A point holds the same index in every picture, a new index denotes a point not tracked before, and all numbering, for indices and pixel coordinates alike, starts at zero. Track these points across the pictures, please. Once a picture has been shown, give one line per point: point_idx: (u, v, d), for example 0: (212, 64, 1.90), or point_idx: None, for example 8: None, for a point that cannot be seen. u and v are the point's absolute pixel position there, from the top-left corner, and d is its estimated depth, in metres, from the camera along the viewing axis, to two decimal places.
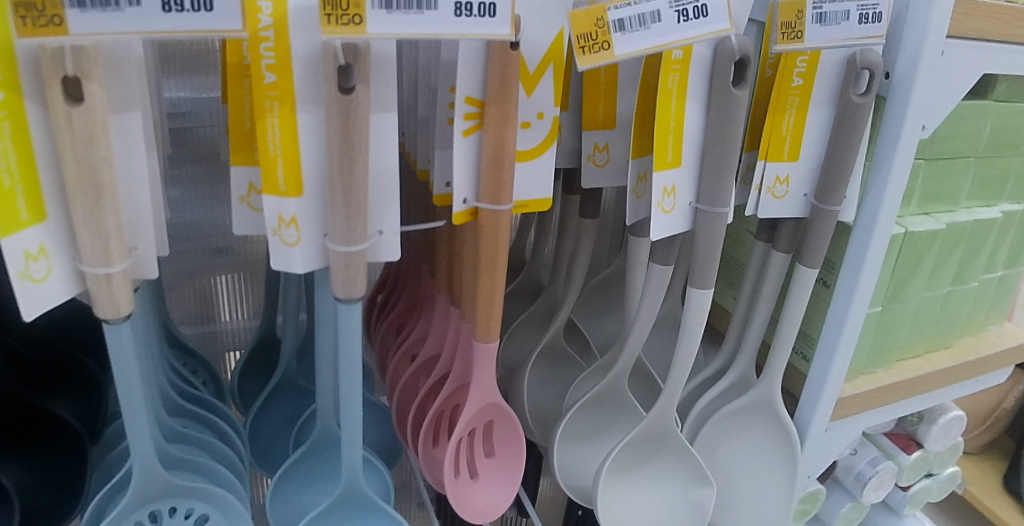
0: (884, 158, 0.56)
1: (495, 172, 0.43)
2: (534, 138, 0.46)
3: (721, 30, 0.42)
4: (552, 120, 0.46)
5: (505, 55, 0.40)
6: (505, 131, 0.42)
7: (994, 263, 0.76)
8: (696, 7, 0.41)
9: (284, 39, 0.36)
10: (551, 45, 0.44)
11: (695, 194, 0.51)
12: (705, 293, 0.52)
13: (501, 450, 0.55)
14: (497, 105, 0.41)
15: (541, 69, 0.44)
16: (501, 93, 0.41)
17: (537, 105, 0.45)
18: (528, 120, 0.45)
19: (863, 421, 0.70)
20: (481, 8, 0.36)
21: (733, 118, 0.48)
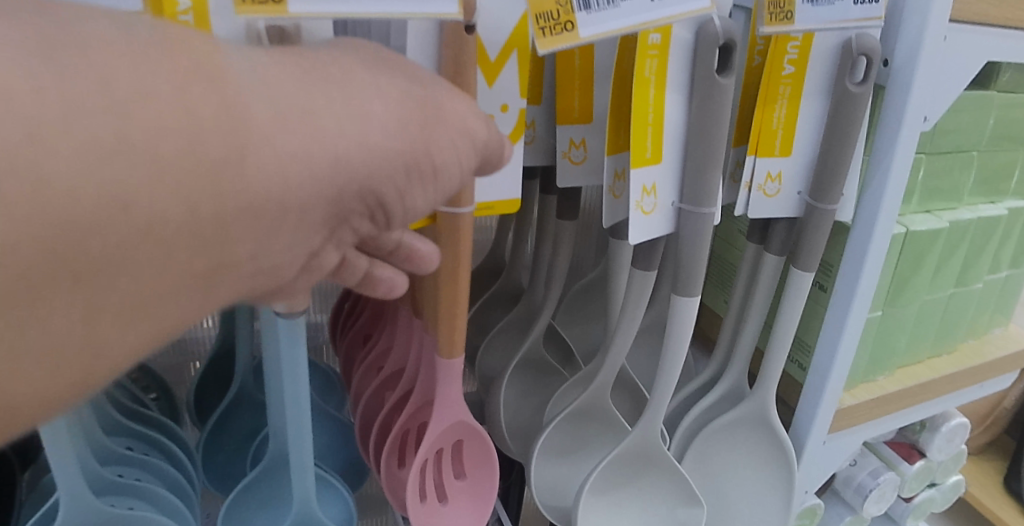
0: (883, 152, 0.52)
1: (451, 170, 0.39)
2: (500, 130, 0.42)
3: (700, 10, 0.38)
4: (519, 113, 0.42)
5: (459, 39, 0.36)
6: None
7: (1000, 262, 0.72)
8: None
9: (204, 25, 0.32)
10: (513, 29, 0.40)
11: (678, 193, 0.47)
12: (691, 300, 0.48)
13: (472, 469, 0.51)
14: (453, 94, 0.37)
15: (504, 54, 0.40)
16: (458, 81, 0.37)
17: (500, 97, 0.41)
18: (492, 113, 0.41)
19: (863, 432, 0.66)
20: None
21: (716, 110, 0.44)
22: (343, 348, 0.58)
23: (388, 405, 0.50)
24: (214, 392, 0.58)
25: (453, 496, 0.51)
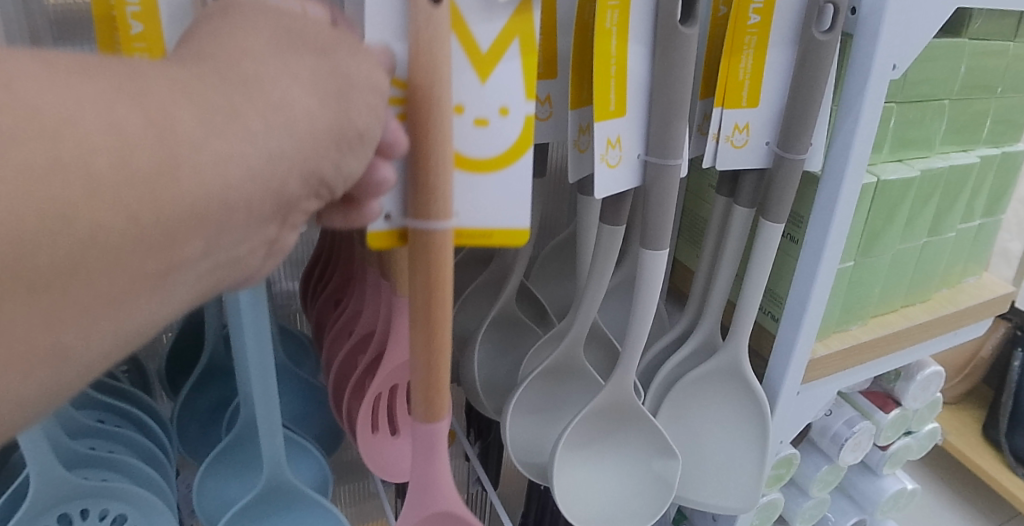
0: (852, 99, 0.52)
1: (419, 178, 0.36)
2: (504, 134, 0.39)
3: None
4: (523, 116, 0.39)
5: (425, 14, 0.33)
6: (427, 119, 0.34)
7: (973, 211, 0.73)
8: None
9: None
10: (511, 13, 0.37)
11: (643, 145, 0.46)
12: (659, 254, 0.48)
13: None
14: (413, 88, 0.34)
15: (501, 43, 0.38)
16: (412, 67, 0.34)
17: (500, 98, 0.38)
18: (487, 115, 0.39)
19: (838, 381, 0.67)
20: None
21: (681, 60, 0.43)
22: (315, 312, 0.59)
23: (361, 367, 0.51)
24: (186, 361, 0.59)
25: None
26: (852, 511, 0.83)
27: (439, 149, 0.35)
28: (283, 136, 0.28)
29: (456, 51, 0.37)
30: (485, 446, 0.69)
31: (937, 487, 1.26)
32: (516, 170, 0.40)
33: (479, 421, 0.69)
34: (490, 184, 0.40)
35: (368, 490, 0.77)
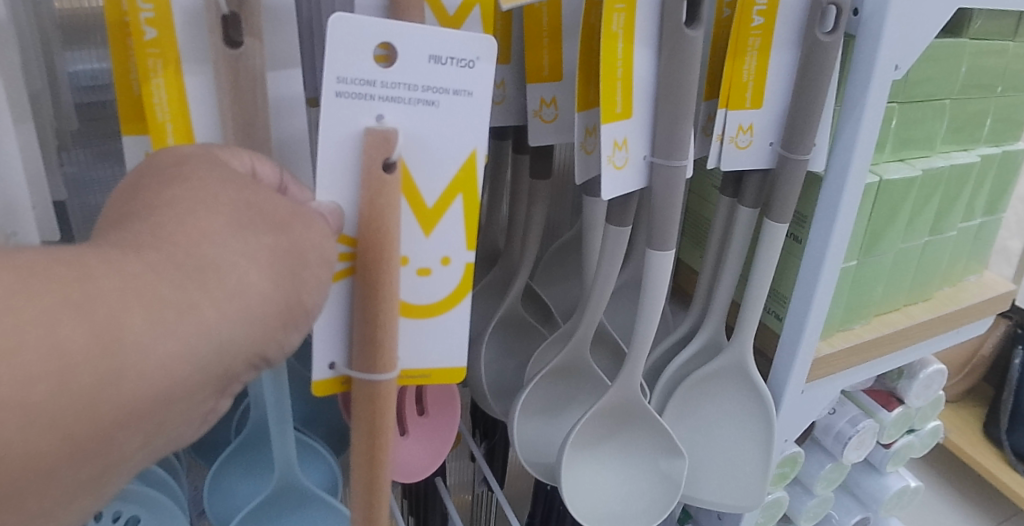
0: (855, 100, 0.52)
1: (363, 337, 0.38)
2: (447, 282, 0.42)
3: (484, 39, 0.36)
4: (463, 264, 0.42)
5: (380, 181, 0.36)
6: (376, 279, 0.37)
7: (973, 210, 0.73)
8: (451, 60, 0.36)
9: None
10: (458, 171, 0.39)
11: (649, 147, 0.47)
12: (666, 254, 0.49)
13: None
14: (361, 255, 0.37)
15: (445, 199, 0.40)
16: (362, 232, 0.36)
17: (442, 249, 0.41)
18: (430, 265, 0.41)
19: (841, 380, 0.67)
20: (355, 91, 0.35)
21: (687, 62, 0.43)
22: None
23: None
24: None
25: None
26: (855, 509, 0.83)
27: (384, 311, 0.38)
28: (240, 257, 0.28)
29: (405, 209, 0.39)
30: (491, 448, 0.69)
31: (939, 485, 1.26)
32: (455, 315, 0.43)
33: (485, 421, 0.69)
34: (431, 327, 0.43)
35: None
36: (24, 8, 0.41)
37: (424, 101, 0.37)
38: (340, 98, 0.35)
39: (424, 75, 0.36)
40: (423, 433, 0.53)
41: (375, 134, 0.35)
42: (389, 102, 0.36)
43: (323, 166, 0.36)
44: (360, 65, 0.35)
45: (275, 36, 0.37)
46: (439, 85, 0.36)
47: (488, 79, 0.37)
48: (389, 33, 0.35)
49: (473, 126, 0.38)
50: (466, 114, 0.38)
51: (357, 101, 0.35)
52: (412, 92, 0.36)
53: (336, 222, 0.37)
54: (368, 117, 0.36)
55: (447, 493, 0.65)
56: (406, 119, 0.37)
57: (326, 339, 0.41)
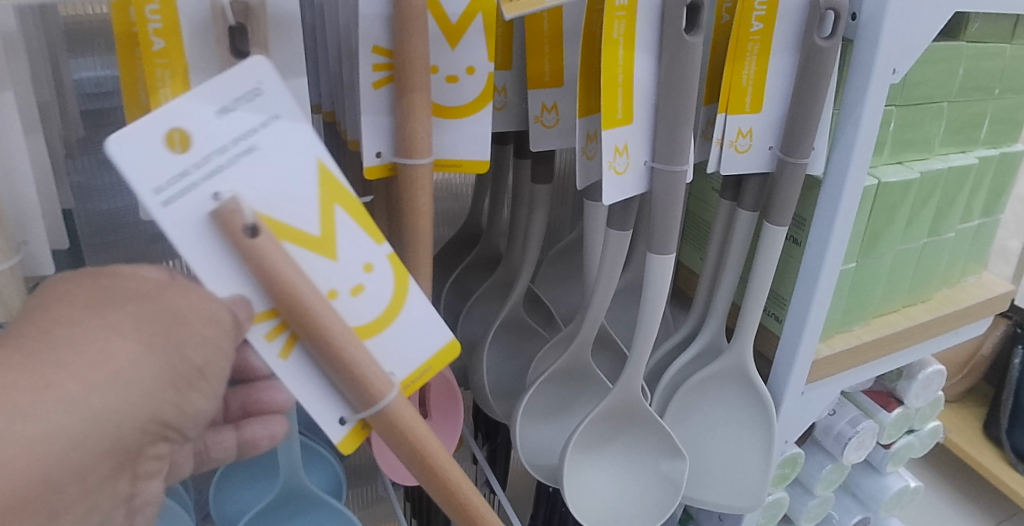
0: (853, 104, 0.53)
1: (351, 381, 0.34)
2: (384, 290, 0.37)
3: (253, 65, 0.31)
4: (387, 256, 0.37)
5: (254, 245, 0.31)
6: (315, 330, 0.33)
7: (972, 211, 0.74)
8: (237, 103, 0.31)
9: (170, 2, 0.35)
10: (320, 187, 0.34)
11: (650, 151, 0.47)
12: (667, 258, 0.49)
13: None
14: (292, 316, 0.33)
15: (325, 218, 0.34)
16: (276, 299, 0.32)
17: (358, 261, 0.36)
18: (358, 281, 0.36)
19: (841, 381, 0.68)
20: (179, 187, 0.30)
21: (687, 68, 0.44)
22: None
23: None
24: None
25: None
26: (855, 509, 0.84)
27: (348, 351, 0.34)
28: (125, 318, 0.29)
29: (304, 255, 0.34)
30: (493, 449, 0.70)
31: (939, 484, 1.27)
32: (412, 310, 0.38)
33: (487, 423, 0.70)
34: (401, 335, 0.38)
35: (378, 495, 0.77)
36: (31, 17, 0.41)
37: (241, 150, 0.31)
38: (169, 204, 0.30)
39: (225, 132, 0.31)
40: None
41: (223, 208, 0.30)
42: (216, 175, 0.31)
43: (199, 270, 0.31)
44: (157, 161, 0.30)
45: (281, 45, 0.38)
46: (243, 131, 0.31)
47: (282, 91, 0.32)
48: (169, 115, 0.30)
49: (303, 140, 0.33)
50: (291, 135, 0.32)
51: (189, 197, 0.30)
52: (225, 152, 0.31)
53: (242, 308, 0.32)
54: (206, 201, 0.31)
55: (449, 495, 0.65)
56: (245, 177, 0.31)
57: (322, 408, 0.36)
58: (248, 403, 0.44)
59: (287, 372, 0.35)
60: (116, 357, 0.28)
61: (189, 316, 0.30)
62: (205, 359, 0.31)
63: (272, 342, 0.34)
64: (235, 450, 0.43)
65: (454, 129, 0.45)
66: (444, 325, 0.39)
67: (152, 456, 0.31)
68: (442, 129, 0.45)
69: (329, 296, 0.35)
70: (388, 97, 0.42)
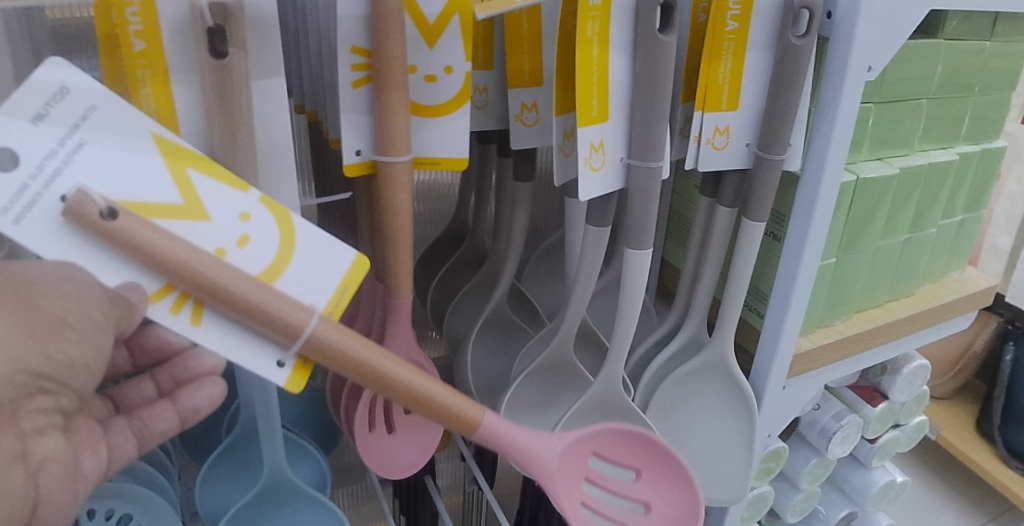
0: (829, 100, 0.53)
1: (264, 321, 0.36)
2: (270, 232, 0.39)
3: (48, 73, 0.34)
4: (258, 198, 0.39)
5: (107, 225, 0.33)
6: (204, 281, 0.35)
7: (954, 207, 0.74)
8: (49, 112, 0.34)
9: (150, 5, 0.36)
10: (163, 156, 0.36)
11: (625, 149, 0.48)
12: (644, 253, 0.50)
13: (656, 496, 0.55)
14: (182, 280, 0.35)
15: (181, 181, 0.37)
16: (158, 268, 0.34)
17: (231, 213, 0.38)
18: (242, 232, 0.38)
19: (824, 375, 0.69)
20: (26, 200, 0.33)
21: (661, 66, 0.45)
22: None
23: None
24: None
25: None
26: (842, 503, 0.84)
27: (243, 292, 0.36)
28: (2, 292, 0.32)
29: (176, 224, 0.36)
30: (480, 447, 0.70)
31: (932, 481, 1.27)
32: (305, 241, 0.40)
33: None
34: (306, 268, 0.40)
35: (368, 493, 0.78)
36: (15, 19, 0.42)
37: (73, 146, 0.34)
38: (21, 220, 0.33)
39: (51, 139, 0.34)
40: (410, 429, 0.54)
41: (71, 203, 0.33)
42: (58, 178, 0.34)
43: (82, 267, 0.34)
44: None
45: (259, 47, 0.38)
46: (66, 134, 0.34)
47: (90, 80, 0.35)
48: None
49: (127, 118, 0.35)
50: (115, 118, 0.35)
51: (37, 209, 0.33)
52: (57, 153, 0.34)
53: (133, 290, 0.35)
54: (57, 204, 0.34)
55: (436, 491, 0.66)
56: (85, 171, 0.34)
57: (254, 360, 0.38)
58: (179, 375, 0.46)
59: (206, 338, 0.37)
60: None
61: (41, 279, 0.33)
62: (63, 309, 0.33)
63: (178, 315, 0.36)
64: (178, 422, 0.44)
65: (432, 128, 0.46)
66: (347, 245, 0.41)
67: (33, 409, 0.34)
68: (421, 127, 0.46)
69: (217, 254, 0.37)
70: (367, 96, 0.43)
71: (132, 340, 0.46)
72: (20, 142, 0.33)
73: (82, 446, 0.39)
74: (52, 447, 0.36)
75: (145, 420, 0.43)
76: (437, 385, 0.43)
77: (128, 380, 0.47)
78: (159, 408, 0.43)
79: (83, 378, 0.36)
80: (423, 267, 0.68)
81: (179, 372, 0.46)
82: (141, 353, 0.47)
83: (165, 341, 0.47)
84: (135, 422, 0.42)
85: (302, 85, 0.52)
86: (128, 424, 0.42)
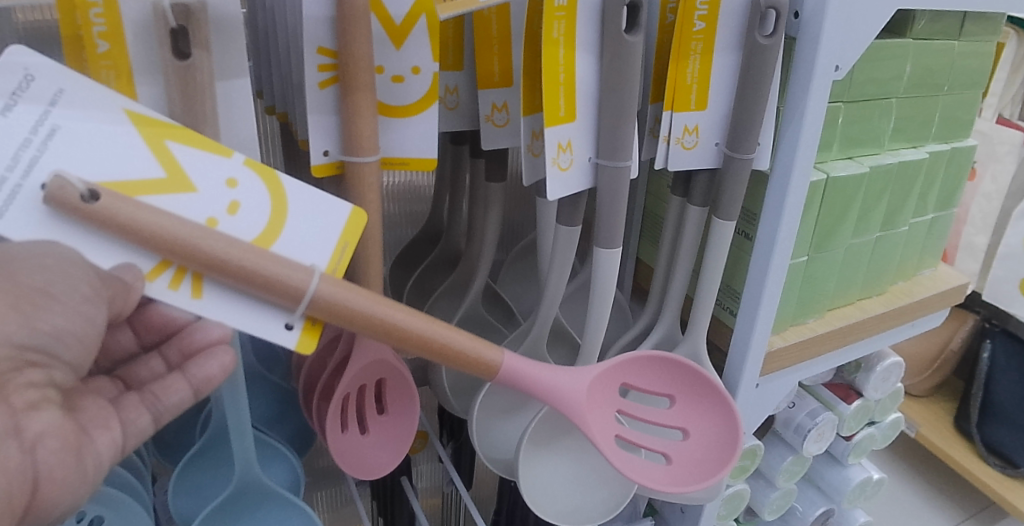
0: (797, 99, 0.54)
1: (266, 286, 0.36)
2: (259, 194, 0.38)
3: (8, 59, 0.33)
4: (241, 160, 0.38)
5: (90, 205, 0.33)
6: (196, 251, 0.35)
7: (925, 206, 0.75)
8: (16, 100, 0.33)
9: (113, 5, 0.36)
10: (138, 131, 0.36)
11: (594, 148, 0.49)
12: (613, 252, 0.50)
13: (691, 421, 0.56)
14: (175, 255, 0.34)
15: (162, 153, 0.36)
16: (152, 245, 0.34)
17: (217, 181, 0.37)
18: (231, 198, 0.38)
19: (798, 372, 0.69)
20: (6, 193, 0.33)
21: (628, 65, 0.45)
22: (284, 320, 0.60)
23: (328, 370, 0.52)
24: None
25: (675, 455, 0.54)
26: (820, 501, 0.85)
27: (238, 259, 0.35)
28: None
29: (163, 199, 0.36)
30: (458, 448, 0.70)
31: (911, 478, 1.28)
32: (295, 199, 0.39)
33: (451, 422, 0.70)
34: (300, 228, 0.39)
35: (345, 496, 0.78)
36: None
37: (45, 133, 0.34)
38: (4, 216, 0.33)
39: (23, 126, 0.33)
40: (383, 430, 0.54)
41: (50, 190, 0.32)
42: (35, 167, 0.33)
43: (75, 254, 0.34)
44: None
45: (223, 47, 0.38)
46: (38, 121, 0.34)
47: (53, 64, 0.34)
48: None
49: (96, 97, 0.35)
50: (83, 100, 0.35)
51: (19, 202, 0.33)
52: (31, 142, 0.33)
53: (127, 270, 0.34)
54: (37, 193, 0.33)
55: (413, 492, 0.66)
56: (62, 157, 0.34)
57: (260, 326, 0.38)
58: (186, 348, 0.45)
59: (209, 310, 0.37)
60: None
61: (20, 260, 0.32)
62: (43, 281, 0.32)
63: (178, 290, 0.36)
64: (191, 393, 0.42)
65: (400, 128, 0.46)
66: (339, 200, 0.40)
67: (24, 383, 0.33)
68: (389, 128, 0.46)
69: (209, 224, 0.37)
70: (334, 97, 0.43)
71: (134, 319, 0.45)
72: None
73: (92, 424, 0.38)
74: (49, 423, 0.34)
75: (157, 394, 0.41)
76: (449, 330, 0.43)
77: (134, 360, 0.45)
78: (171, 380, 0.42)
79: (72, 350, 0.35)
80: (398, 268, 0.68)
81: (186, 345, 0.45)
82: (146, 331, 0.45)
83: (169, 317, 0.45)
84: (147, 397, 0.41)
85: (272, 86, 0.52)
86: (141, 400, 0.41)
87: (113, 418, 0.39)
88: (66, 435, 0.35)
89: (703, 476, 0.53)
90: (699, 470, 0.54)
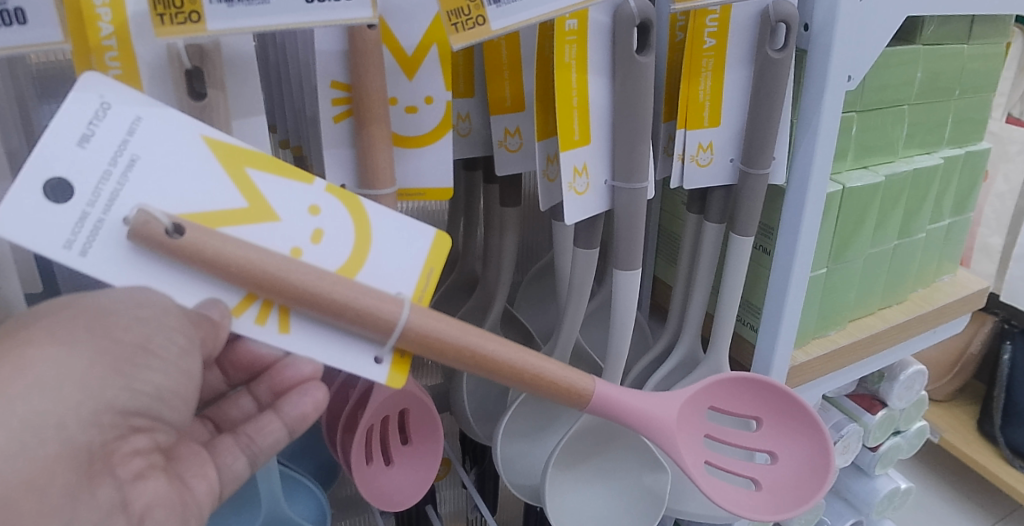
0: (811, 112, 0.53)
1: (356, 318, 0.36)
2: (343, 223, 0.38)
3: (82, 87, 0.32)
4: (325, 186, 0.38)
5: (174, 246, 0.33)
6: (283, 289, 0.35)
7: (941, 211, 0.75)
8: (92, 129, 0.33)
9: (128, 47, 0.35)
10: (218, 160, 0.35)
11: (609, 171, 0.48)
12: (633, 273, 0.50)
13: (780, 443, 0.55)
14: (262, 289, 0.35)
15: (244, 186, 0.36)
16: (244, 284, 0.35)
17: (303, 213, 0.37)
18: (317, 227, 0.38)
19: (820, 386, 0.69)
20: (89, 229, 0.33)
21: (639, 85, 0.45)
22: None
23: (352, 402, 0.51)
24: None
25: (763, 478, 0.54)
26: (848, 513, 0.84)
27: (327, 291, 0.36)
28: (71, 335, 0.33)
29: (246, 230, 0.36)
30: (481, 473, 0.70)
31: (937, 487, 1.26)
32: (378, 225, 0.39)
33: (474, 448, 0.70)
34: (384, 256, 0.39)
35: None
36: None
37: (125, 164, 0.33)
38: (87, 252, 0.33)
39: (103, 157, 0.33)
40: (409, 460, 0.54)
41: (134, 224, 0.33)
42: (116, 200, 0.33)
43: (163, 291, 0.34)
44: (46, 216, 0.32)
45: (238, 86, 0.39)
46: (117, 152, 0.33)
47: (127, 92, 0.33)
48: (43, 167, 0.32)
49: (172, 125, 0.34)
50: (161, 127, 0.34)
51: (101, 238, 0.33)
52: (111, 174, 0.33)
53: (213, 307, 0.35)
54: (120, 227, 0.33)
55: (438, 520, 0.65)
56: (143, 189, 0.34)
57: (353, 357, 0.38)
58: (276, 386, 0.47)
59: (297, 344, 0.37)
60: (35, 363, 0.31)
61: (117, 309, 0.33)
62: (142, 336, 0.34)
63: (266, 325, 0.37)
64: (285, 432, 0.45)
65: (415, 158, 0.46)
66: (427, 225, 0.40)
67: (128, 451, 0.35)
68: (404, 159, 0.46)
69: (293, 254, 0.37)
70: (348, 130, 0.43)
71: (223, 359, 0.47)
72: (64, 164, 0.32)
73: (189, 473, 0.40)
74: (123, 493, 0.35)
75: (252, 435, 0.44)
76: (540, 359, 0.43)
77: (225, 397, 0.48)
78: (266, 421, 0.44)
79: (173, 409, 0.37)
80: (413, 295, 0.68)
81: (278, 383, 0.47)
82: (234, 371, 0.47)
83: (257, 354, 0.46)
84: (242, 439, 0.44)
85: (286, 121, 0.53)
86: (236, 442, 0.44)
87: (208, 465, 0.41)
88: (169, 503, 0.37)
89: (793, 502, 0.53)
90: (787, 496, 0.53)
